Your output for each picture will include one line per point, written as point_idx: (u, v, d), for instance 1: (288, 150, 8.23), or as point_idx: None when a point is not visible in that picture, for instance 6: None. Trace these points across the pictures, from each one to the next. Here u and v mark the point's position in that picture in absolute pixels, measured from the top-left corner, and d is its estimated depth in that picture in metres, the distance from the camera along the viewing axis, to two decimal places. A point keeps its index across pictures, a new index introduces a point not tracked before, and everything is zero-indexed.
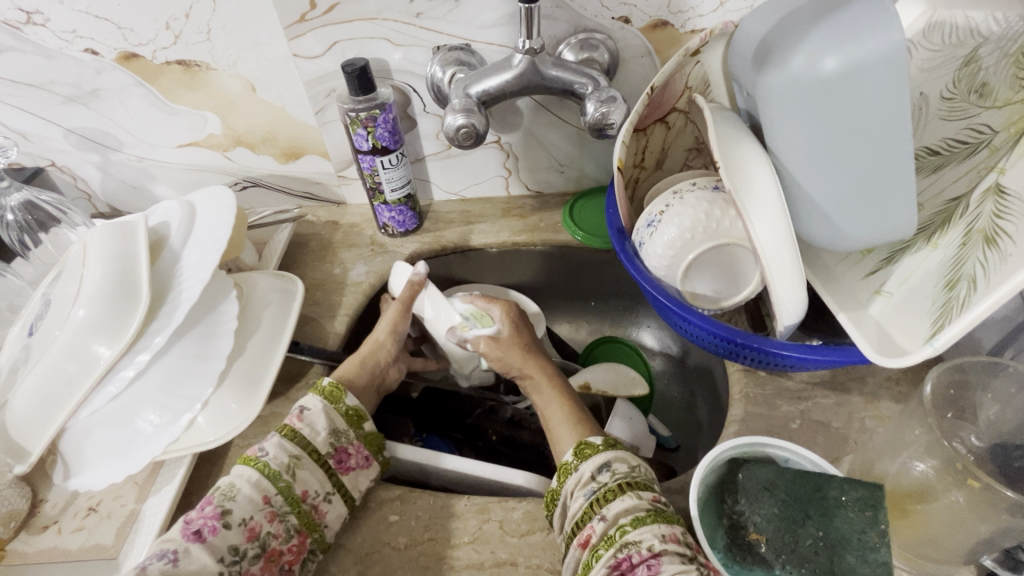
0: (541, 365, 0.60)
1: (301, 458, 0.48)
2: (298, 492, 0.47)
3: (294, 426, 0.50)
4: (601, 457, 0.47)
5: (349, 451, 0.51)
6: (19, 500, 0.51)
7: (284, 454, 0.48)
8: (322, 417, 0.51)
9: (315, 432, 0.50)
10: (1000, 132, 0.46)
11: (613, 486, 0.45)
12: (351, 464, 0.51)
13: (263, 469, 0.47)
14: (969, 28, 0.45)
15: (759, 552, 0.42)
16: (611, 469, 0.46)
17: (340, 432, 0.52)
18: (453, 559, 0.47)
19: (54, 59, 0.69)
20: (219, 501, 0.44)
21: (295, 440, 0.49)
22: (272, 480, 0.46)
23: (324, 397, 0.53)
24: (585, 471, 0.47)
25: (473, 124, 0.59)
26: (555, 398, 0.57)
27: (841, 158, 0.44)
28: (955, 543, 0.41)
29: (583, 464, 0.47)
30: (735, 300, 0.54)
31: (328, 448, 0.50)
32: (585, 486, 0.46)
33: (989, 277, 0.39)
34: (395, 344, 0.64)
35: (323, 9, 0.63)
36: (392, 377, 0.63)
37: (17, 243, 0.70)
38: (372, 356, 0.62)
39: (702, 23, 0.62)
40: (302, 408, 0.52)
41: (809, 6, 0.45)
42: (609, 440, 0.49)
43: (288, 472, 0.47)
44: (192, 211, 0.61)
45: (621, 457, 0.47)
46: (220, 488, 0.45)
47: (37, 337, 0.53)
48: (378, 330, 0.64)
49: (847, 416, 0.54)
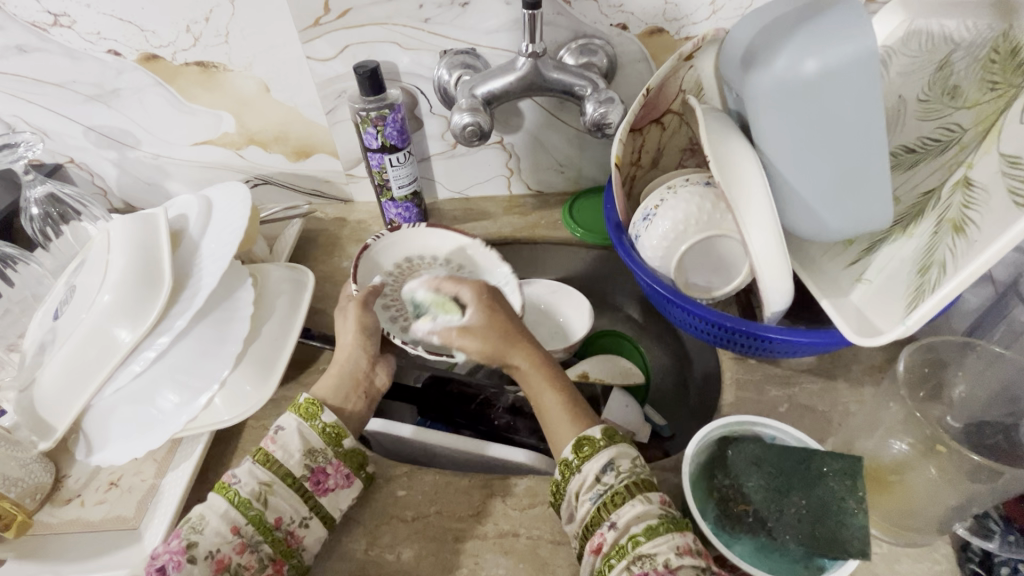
0: (526, 350, 0.55)
1: (273, 485, 0.47)
2: (271, 519, 0.46)
3: (267, 449, 0.48)
4: (603, 455, 0.47)
5: (327, 471, 0.49)
6: (44, 475, 0.55)
7: (254, 481, 0.47)
8: (296, 437, 0.49)
9: (290, 454, 0.48)
10: (970, 129, 0.49)
11: (619, 488, 0.44)
12: (329, 485, 0.49)
13: (232, 498, 0.46)
14: (944, 36, 0.50)
15: (747, 521, 0.45)
16: (614, 468, 0.46)
17: (316, 452, 0.49)
18: (458, 529, 0.50)
19: (78, 59, 0.72)
20: (187, 534, 0.44)
21: (268, 465, 0.48)
22: (240, 509, 0.45)
23: (301, 415, 0.51)
24: (590, 472, 0.46)
25: (478, 123, 0.62)
26: (548, 389, 0.53)
27: (822, 154, 0.47)
28: (929, 511, 0.44)
29: (587, 464, 0.46)
30: (725, 291, 0.57)
31: (305, 470, 0.49)
32: (591, 490, 0.45)
33: (956, 261, 0.42)
34: (369, 346, 0.60)
35: (336, 14, 0.66)
36: (381, 380, 0.59)
37: (39, 235, 0.74)
38: (348, 365, 0.58)
39: (695, 30, 0.66)
40: (277, 428, 0.50)
41: (792, 14, 0.48)
42: (609, 432, 0.48)
43: (259, 500, 0.46)
44: (209, 203, 0.63)
45: (624, 452, 0.47)
46: (189, 519, 0.45)
47: (64, 320, 0.56)
48: (347, 337, 0.60)
49: (832, 400, 0.57)
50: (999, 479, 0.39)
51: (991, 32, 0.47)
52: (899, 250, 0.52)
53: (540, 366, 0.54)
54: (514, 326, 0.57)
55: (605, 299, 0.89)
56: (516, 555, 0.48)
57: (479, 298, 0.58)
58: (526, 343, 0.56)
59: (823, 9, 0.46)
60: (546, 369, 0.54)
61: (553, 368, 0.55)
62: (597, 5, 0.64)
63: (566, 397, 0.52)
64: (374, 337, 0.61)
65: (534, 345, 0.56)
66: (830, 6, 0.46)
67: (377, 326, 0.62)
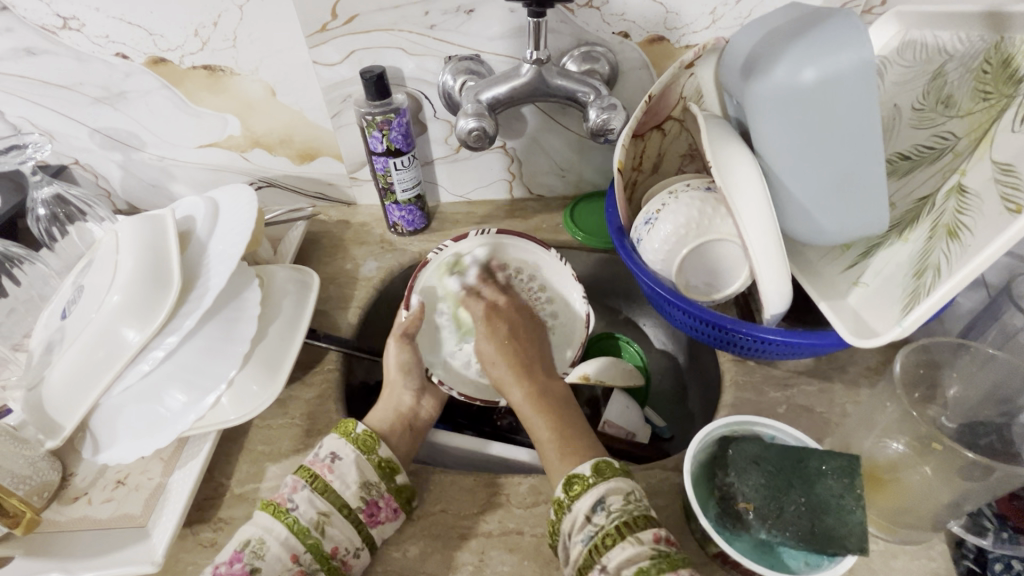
0: (521, 382, 0.61)
1: (330, 515, 0.48)
2: (327, 548, 0.47)
3: (325, 478, 0.49)
4: (593, 494, 0.46)
5: (379, 504, 0.50)
6: (52, 473, 0.55)
7: (312, 510, 0.47)
8: (353, 470, 0.50)
9: (346, 485, 0.49)
10: (963, 138, 0.50)
11: (610, 529, 0.43)
12: (380, 518, 0.49)
13: (292, 525, 0.47)
14: (937, 47, 0.53)
15: (747, 519, 0.46)
16: (605, 508, 0.45)
17: (371, 484, 0.50)
18: (462, 527, 0.51)
19: (86, 62, 0.73)
20: (249, 560, 0.44)
21: (325, 494, 0.48)
22: (299, 536, 0.46)
23: (357, 447, 0.52)
24: (580, 512, 0.45)
25: (483, 128, 0.63)
26: (541, 419, 0.56)
27: (819, 160, 0.49)
28: (926, 510, 0.45)
29: (576, 504, 0.46)
30: (726, 293, 0.59)
31: (358, 501, 0.49)
32: (582, 531, 0.44)
33: (950, 265, 0.44)
34: (409, 382, 0.63)
35: (343, 20, 0.67)
36: (424, 414, 0.62)
37: (44, 235, 0.74)
38: (393, 401, 0.61)
39: (695, 39, 0.68)
40: (332, 457, 0.51)
41: (791, 24, 0.50)
42: (599, 468, 0.47)
43: (316, 528, 0.47)
44: (216, 206, 0.64)
45: (616, 489, 0.45)
46: (249, 544, 0.46)
47: (72, 320, 0.56)
48: (388, 374, 0.63)
49: (829, 401, 0.58)
50: (992, 477, 0.41)
51: (983, 43, 0.49)
52: (895, 254, 0.53)
53: (535, 399, 0.59)
54: (510, 349, 0.65)
55: (604, 302, 0.90)
56: (520, 553, 0.49)
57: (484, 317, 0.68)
58: (523, 372, 0.62)
59: (821, 20, 0.48)
60: (538, 400, 0.58)
61: (546, 395, 0.59)
62: (599, 13, 0.66)
63: (556, 428, 0.55)
64: (414, 372, 0.64)
65: (528, 373, 0.62)
66: (828, 16, 0.48)
67: (416, 364, 0.64)
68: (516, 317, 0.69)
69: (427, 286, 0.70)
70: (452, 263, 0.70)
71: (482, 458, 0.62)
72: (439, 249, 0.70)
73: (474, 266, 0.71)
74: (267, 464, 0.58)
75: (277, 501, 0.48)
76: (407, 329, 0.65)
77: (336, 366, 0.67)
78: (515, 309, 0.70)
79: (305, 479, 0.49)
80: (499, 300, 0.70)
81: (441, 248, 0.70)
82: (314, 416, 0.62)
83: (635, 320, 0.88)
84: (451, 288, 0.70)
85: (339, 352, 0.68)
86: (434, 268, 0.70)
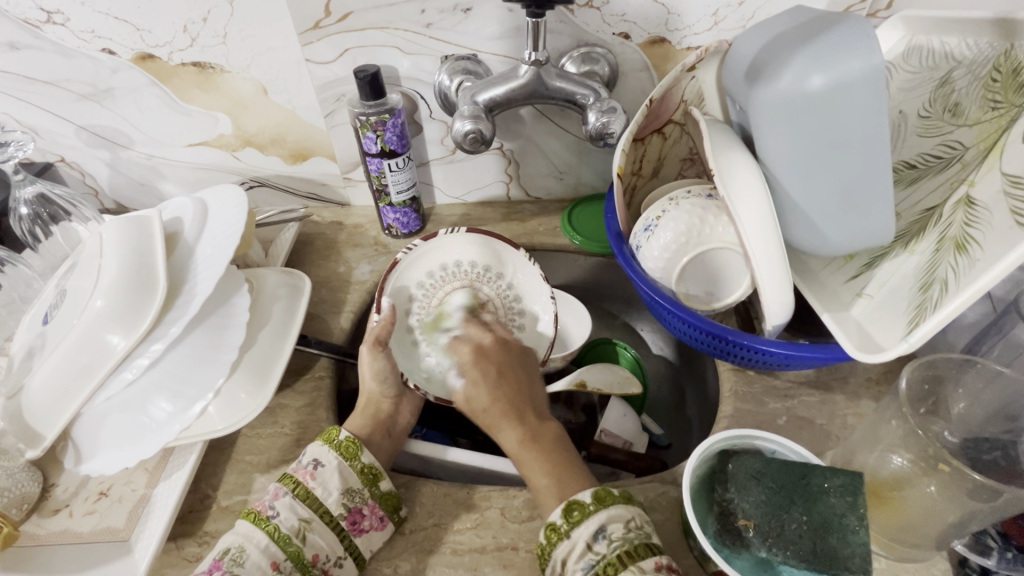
0: (511, 423, 0.53)
1: (312, 522, 0.46)
2: (309, 556, 0.45)
3: (307, 484, 0.48)
4: (593, 521, 0.45)
5: (363, 512, 0.48)
6: (31, 484, 0.54)
7: (294, 517, 0.46)
8: (337, 476, 0.49)
9: (329, 492, 0.48)
10: (971, 147, 0.50)
11: (611, 559, 0.43)
12: (365, 526, 0.48)
13: (273, 533, 0.45)
14: (945, 53, 0.51)
15: (747, 537, 0.45)
16: (606, 536, 0.44)
17: (354, 491, 0.49)
18: (456, 542, 0.50)
19: (71, 58, 0.71)
20: (227, 569, 0.43)
21: (307, 501, 0.47)
22: (280, 544, 0.45)
23: (340, 453, 0.50)
24: (579, 539, 0.44)
25: (480, 130, 0.61)
26: (532, 459, 0.51)
27: (826, 170, 0.47)
28: (928, 528, 0.45)
29: (575, 531, 0.45)
30: (726, 301, 0.57)
31: (342, 509, 0.48)
32: (581, 558, 0.43)
33: (958, 279, 0.43)
34: (387, 390, 0.59)
35: (337, 17, 0.65)
36: (400, 421, 0.60)
37: (28, 235, 0.72)
38: (371, 409, 0.59)
39: (697, 41, 0.66)
40: (315, 463, 0.50)
41: (798, 29, 0.49)
42: (600, 496, 0.46)
43: (298, 535, 0.45)
44: (205, 207, 0.62)
45: (616, 516, 0.45)
46: (229, 552, 0.44)
47: (54, 325, 0.54)
48: (364, 381, 0.59)
49: (830, 413, 0.57)
50: (998, 498, 0.40)
51: (992, 50, 0.48)
52: (901, 266, 0.52)
53: (523, 437, 0.52)
54: (503, 395, 0.55)
55: (601, 307, 0.88)
56: (514, 569, 0.48)
57: (471, 359, 0.59)
58: (510, 414, 0.54)
59: (828, 26, 0.47)
60: (530, 443, 0.52)
61: (541, 440, 0.52)
62: (599, 14, 0.64)
63: (553, 470, 0.50)
64: (391, 379, 0.59)
65: (522, 416, 0.54)
66: (837, 22, 0.46)
67: (391, 368, 0.59)
68: (508, 362, 0.59)
69: (398, 287, 0.67)
70: (422, 264, 0.68)
71: (476, 470, 0.61)
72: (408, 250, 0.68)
73: (453, 266, 0.68)
74: (256, 475, 0.56)
75: (258, 509, 0.47)
76: (381, 334, 0.59)
77: (328, 373, 0.66)
78: (509, 353, 0.60)
79: (287, 485, 0.48)
80: (485, 342, 0.61)
81: (409, 248, 0.67)
82: (304, 425, 0.60)
83: (633, 325, 0.87)
84: (425, 289, 0.68)
85: (331, 359, 0.66)
86: (405, 269, 0.67)
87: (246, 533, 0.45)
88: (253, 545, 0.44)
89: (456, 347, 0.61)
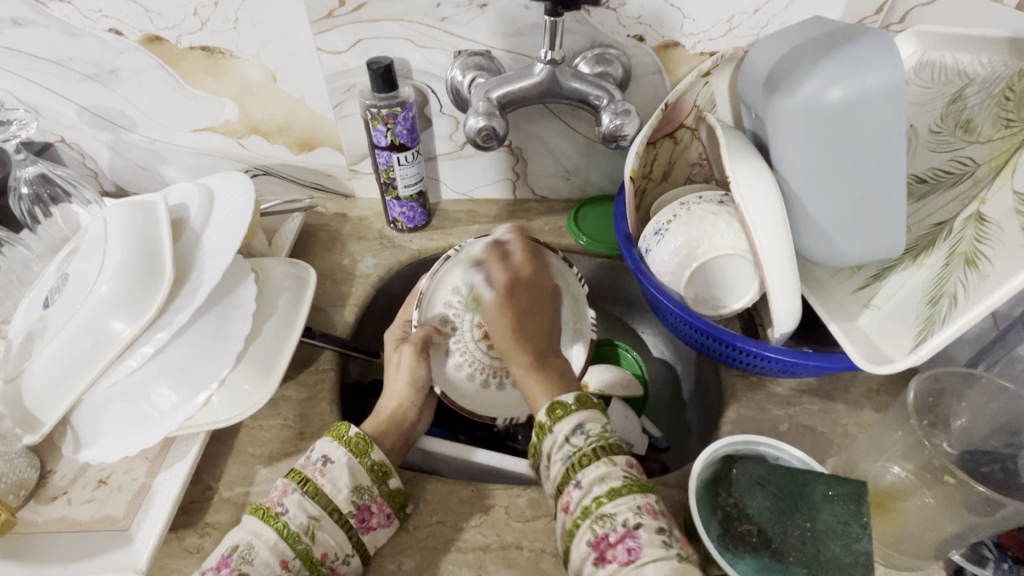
0: (520, 349, 0.56)
1: (321, 519, 0.46)
2: (318, 554, 0.45)
3: (316, 482, 0.47)
4: (573, 419, 0.48)
5: (372, 510, 0.48)
6: (29, 470, 0.53)
7: (303, 514, 0.46)
8: (346, 472, 0.48)
9: (338, 489, 0.48)
10: (982, 165, 0.51)
11: (587, 451, 0.45)
12: (372, 524, 0.48)
13: (281, 530, 0.45)
14: (957, 69, 0.51)
15: (750, 541, 0.45)
16: (584, 431, 0.47)
17: (363, 489, 0.49)
18: (461, 540, 0.50)
19: (77, 36, 0.69)
20: (236, 566, 0.42)
21: (316, 498, 0.47)
22: (289, 542, 0.44)
23: (349, 450, 0.49)
24: (559, 434, 0.47)
25: (493, 127, 0.61)
26: (536, 380, 0.54)
27: (839, 180, 0.48)
28: (927, 538, 0.46)
29: (557, 425, 0.48)
30: (734, 308, 0.57)
31: (351, 506, 0.48)
32: (561, 450, 0.47)
33: (968, 295, 0.44)
34: (417, 397, 0.60)
35: (351, 8, 0.65)
36: (421, 428, 0.61)
37: (27, 216, 0.71)
38: (398, 418, 0.58)
39: (712, 46, 0.66)
40: (324, 460, 0.49)
41: (818, 40, 0.50)
42: (581, 398, 0.49)
43: (307, 533, 0.45)
44: (212, 193, 0.61)
45: (594, 417, 0.48)
46: (237, 549, 0.44)
47: (55, 310, 0.53)
48: (398, 386, 0.60)
49: (831, 421, 0.58)
50: (998, 512, 0.41)
51: (1006, 69, 0.48)
52: (909, 279, 0.54)
53: (533, 358, 0.55)
54: (519, 328, 0.58)
55: (604, 308, 0.89)
56: (518, 568, 0.49)
57: (503, 285, 0.61)
58: (527, 341, 0.57)
59: (849, 38, 0.48)
60: (538, 366, 0.55)
61: (550, 364, 0.55)
62: (616, 15, 0.64)
63: (552, 386, 0.53)
64: (423, 387, 0.61)
65: (532, 345, 0.57)
66: (858, 34, 0.48)
67: (428, 377, 0.62)
68: (535, 294, 0.61)
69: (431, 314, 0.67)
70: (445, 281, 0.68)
71: (480, 467, 0.61)
72: (429, 276, 0.67)
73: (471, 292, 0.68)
74: (258, 466, 0.56)
75: (267, 505, 0.46)
76: (425, 340, 0.63)
77: (332, 366, 0.65)
78: (535, 280, 0.62)
79: (295, 481, 0.47)
80: (522, 271, 0.63)
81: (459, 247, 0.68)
82: (306, 418, 0.60)
83: (634, 327, 0.88)
84: (454, 307, 0.68)
85: (335, 351, 0.66)
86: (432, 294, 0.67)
87: (254, 529, 0.45)
88: (261, 541, 0.44)
89: (492, 260, 0.64)
